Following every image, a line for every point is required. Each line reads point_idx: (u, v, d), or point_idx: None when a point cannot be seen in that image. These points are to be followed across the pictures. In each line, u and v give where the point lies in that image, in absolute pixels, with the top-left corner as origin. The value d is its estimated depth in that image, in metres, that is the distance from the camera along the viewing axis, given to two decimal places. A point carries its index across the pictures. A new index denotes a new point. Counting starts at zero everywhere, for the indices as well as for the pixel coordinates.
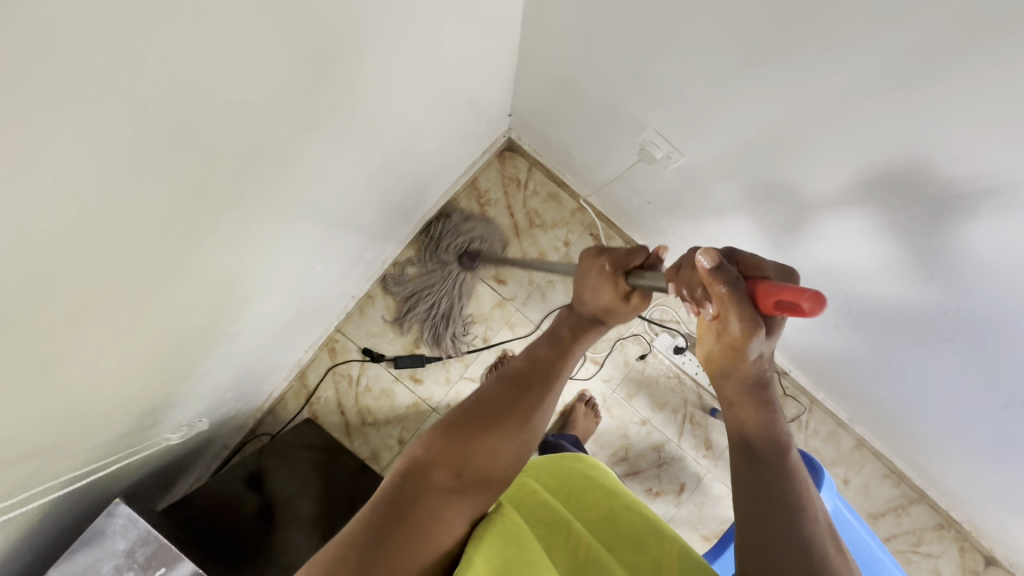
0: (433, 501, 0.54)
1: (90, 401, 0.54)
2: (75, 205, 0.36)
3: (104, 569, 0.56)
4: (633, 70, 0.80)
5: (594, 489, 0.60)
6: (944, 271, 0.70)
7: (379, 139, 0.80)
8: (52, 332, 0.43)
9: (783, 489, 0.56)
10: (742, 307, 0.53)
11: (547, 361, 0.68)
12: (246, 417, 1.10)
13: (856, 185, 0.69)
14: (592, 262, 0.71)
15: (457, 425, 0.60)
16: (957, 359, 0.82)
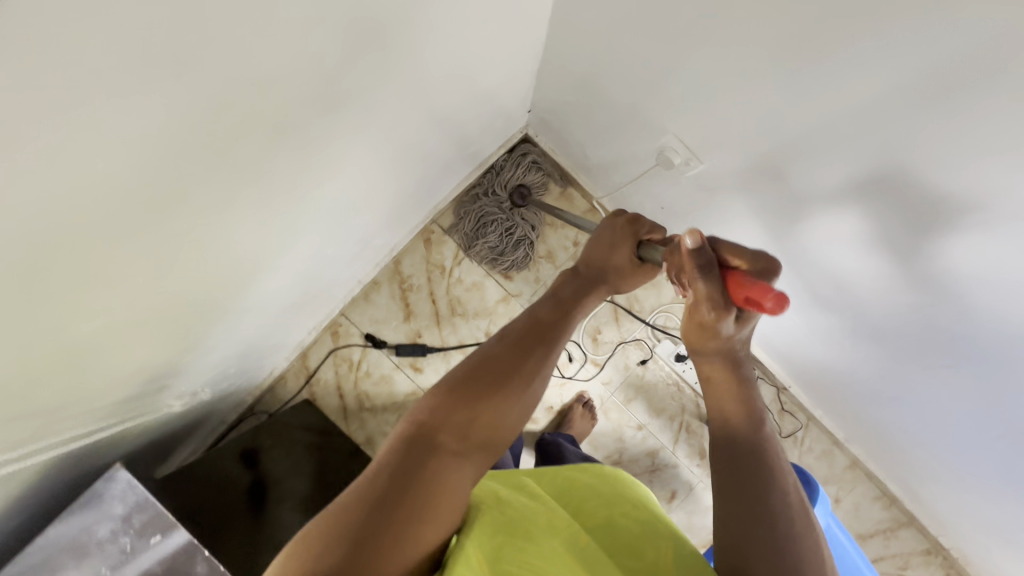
0: (440, 468, 0.53)
1: (97, 365, 0.55)
2: (98, 173, 0.37)
3: (102, 530, 0.57)
4: (656, 75, 0.80)
5: (591, 497, 0.60)
6: (952, 297, 0.70)
7: (397, 126, 0.79)
8: (66, 297, 0.44)
9: (768, 493, 0.55)
10: (712, 288, 0.58)
11: (554, 319, 0.67)
12: (245, 393, 1.11)
13: (871, 206, 0.69)
14: (614, 222, 0.75)
15: (459, 387, 0.58)
16: (958, 385, 0.82)
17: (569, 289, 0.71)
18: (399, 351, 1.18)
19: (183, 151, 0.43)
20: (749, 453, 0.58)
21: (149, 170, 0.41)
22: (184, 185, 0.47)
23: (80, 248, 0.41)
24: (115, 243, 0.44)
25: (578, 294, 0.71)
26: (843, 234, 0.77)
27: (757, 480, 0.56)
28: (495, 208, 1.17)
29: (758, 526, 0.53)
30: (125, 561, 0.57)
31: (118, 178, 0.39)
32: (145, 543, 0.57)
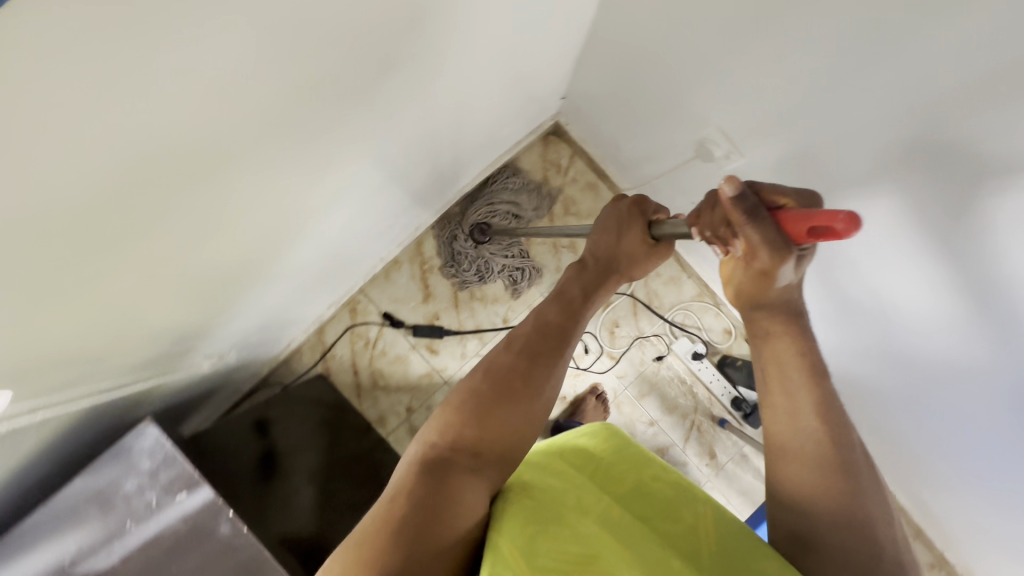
0: (456, 485, 0.53)
1: (136, 314, 0.55)
2: (158, 105, 0.36)
3: (129, 484, 0.57)
4: (704, 64, 0.79)
5: (621, 463, 0.60)
6: (993, 302, 0.68)
7: (438, 102, 0.79)
8: (113, 238, 0.43)
9: (825, 473, 0.54)
10: (767, 231, 0.50)
11: (560, 324, 0.65)
12: (262, 364, 1.11)
13: (907, 205, 0.69)
14: (616, 209, 0.70)
15: (467, 407, 0.59)
16: (988, 398, 0.79)
17: (577, 286, 0.68)
18: (415, 332, 1.18)
19: (240, 94, 0.43)
20: (801, 434, 0.56)
21: (207, 110, 0.41)
22: (235, 133, 0.46)
23: (134, 188, 0.40)
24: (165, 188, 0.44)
25: (586, 291, 0.68)
26: (882, 228, 0.75)
27: (819, 443, 0.56)
28: (461, 249, 1.17)
29: (821, 486, 0.54)
30: (150, 516, 0.57)
31: (177, 114, 0.38)
32: (171, 499, 0.57)
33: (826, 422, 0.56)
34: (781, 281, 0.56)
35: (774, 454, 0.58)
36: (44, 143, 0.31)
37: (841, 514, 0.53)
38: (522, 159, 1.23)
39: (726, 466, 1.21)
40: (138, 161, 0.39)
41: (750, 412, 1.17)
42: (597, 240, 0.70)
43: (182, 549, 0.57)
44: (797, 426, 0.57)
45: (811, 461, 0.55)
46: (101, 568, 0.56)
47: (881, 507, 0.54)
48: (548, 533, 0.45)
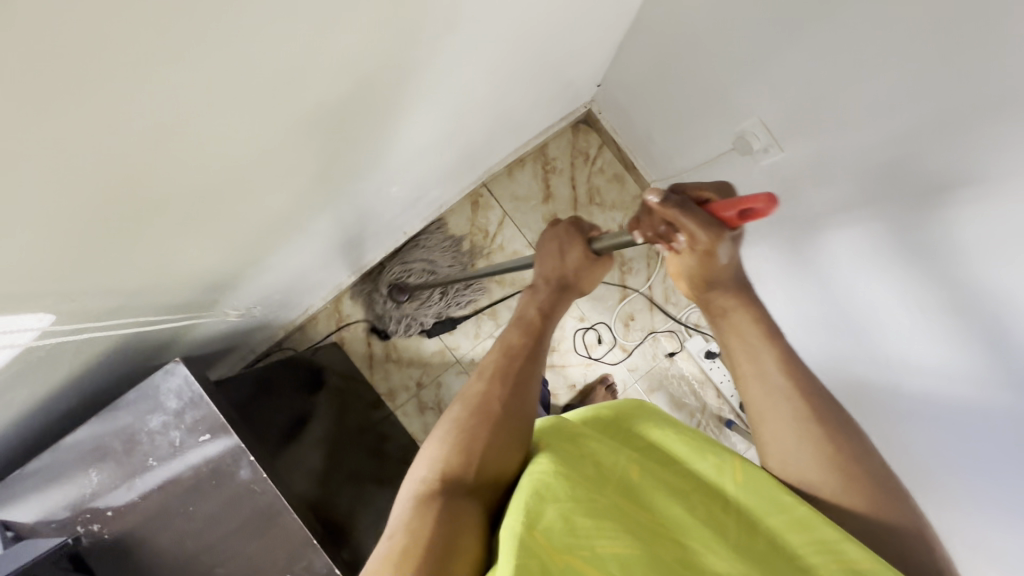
0: (458, 509, 0.48)
1: (174, 252, 0.54)
2: (223, 22, 0.36)
3: (155, 421, 0.58)
4: (751, 58, 0.79)
5: (652, 427, 0.54)
6: (951, 264, 0.64)
7: (482, 75, 0.79)
8: (169, 164, 0.43)
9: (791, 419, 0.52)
10: (699, 217, 0.52)
11: (527, 344, 0.62)
12: (278, 327, 1.11)
13: (898, 193, 0.68)
14: (553, 233, 0.71)
15: (449, 437, 0.54)
16: (965, 374, 0.71)
17: (536, 308, 0.66)
18: (431, 332, 1.19)
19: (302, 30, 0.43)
20: (765, 395, 0.54)
21: (269, 41, 0.41)
22: (292, 72, 0.46)
23: (197, 115, 0.41)
24: (224, 120, 0.44)
25: (545, 312, 0.66)
26: (859, 219, 0.76)
27: (788, 395, 0.53)
28: (383, 310, 1.18)
29: (798, 435, 0.51)
30: (174, 455, 0.58)
31: (241, 35, 0.38)
32: (194, 440, 0.58)
33: (793, 374, 0.54)
34: (727, 261, 0.57)
35: (752, 413, 0.55)
36: (117, 43, 0.30)
37: (818, 456, 0.50)
38: (551, 145, 1.23)
39: None
40: (203, 84, 0.39)
41: None
42: (546, 264, 0.70)
43: (203, 489, 0.58)
44: (767, 384, 0.54)
45: (787, 412, 0.52)
46: (125, 502, 0.58)
47: (854, 444, 0.50)
48: (568, 509, 0.43)
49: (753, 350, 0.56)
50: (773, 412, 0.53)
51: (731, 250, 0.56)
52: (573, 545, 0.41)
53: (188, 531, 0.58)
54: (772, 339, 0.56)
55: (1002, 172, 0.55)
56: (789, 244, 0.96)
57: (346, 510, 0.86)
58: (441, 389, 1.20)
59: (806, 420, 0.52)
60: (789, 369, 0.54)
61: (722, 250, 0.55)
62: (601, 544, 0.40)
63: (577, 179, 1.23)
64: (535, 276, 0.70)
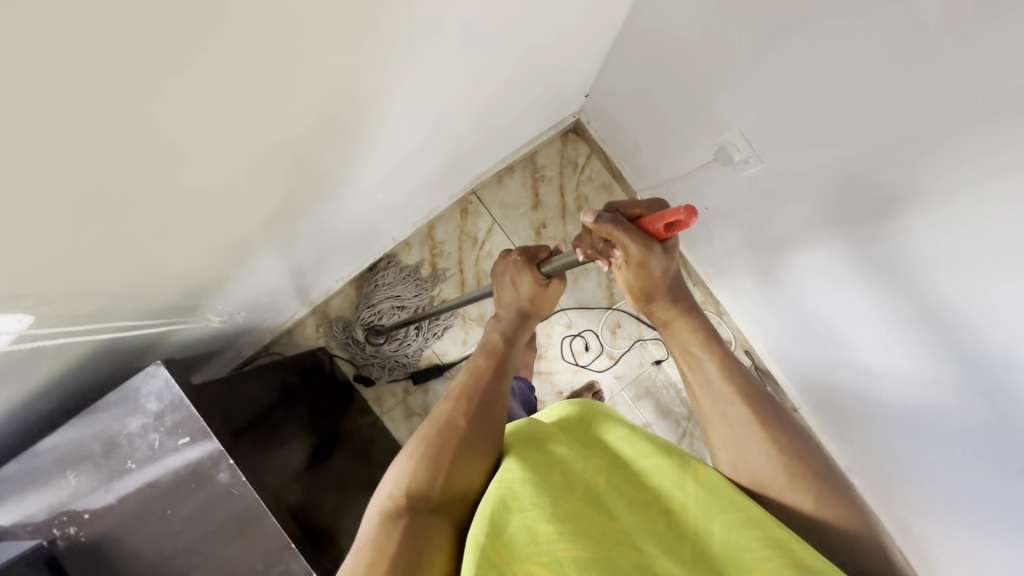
0: (423, 526, 0.48)
1: (156, 255, 0.55)
2: (198, 32, 0.37)
3: (134, 424, 0.58)
4: (730, 72, 0.81)
5: (616, 427, 0.54)
6: (931, 273, 0.67)
7: (469, 83, 0.80)
8: (150, 168, 0.44)
9: (741, 419, 0.52)
10: (630, 232, 0.54)
11: (493, 365, 0.64)
12: (265, 331, 1.11)
13: (871, 206, 0.70)
14: (506, 262, 0.73)
15: (415, 455, 0.54)
16: (940, 381, 0.74)
17: (501, 333, 0.69)
18: (416, 380, 1.19)
19: (286, 35, 0.44)
20: (713, 402, 0.54)
21: (255, 47, 0.42)
22: (274, 78, 0.47)
23: (180, 120, 0.42)
24: (207, 124, 0.45)
25: (511, 338, 0.68)
26: (832, 240, 0.79)
27: (732, 398, 0.54)
28: (364, 354, 1.17)
29: (748, 435, 0.51)
30: (153, 457, 0.58)
31: (224, 39, 0.39)
32: (173, 442, 0.58)
33: (734, 378, 0.55)
34: (663, 273, 0.58)
35: (704, 420, 0.55)
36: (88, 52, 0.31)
37: (767, 453, 0.50)
38: (540, 153, 1.24)
39: None
40: (186, 88, 0.40)
41: None
42: (509, 292, 0.73)
43: (181, 491, 0.58)
44: (711, 391, 0.55)
45: (734, 416, 0.53)
46: (102, 504, 0.58)
47: (798, 439, 0.51)
48: (532, 517, 0.44)
49: (696, 358, 0.57)
50: (717, 417, 0.54)
51: (665, 265, 0.57)
52: (534, 552, 0.42)
53: (165, 533, 0.58)
54: (709, 345, 0.57)
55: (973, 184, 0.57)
56: (759, 266, 1.01)
57: (330, 512, 0.86)
58: (428, 394, 1.20)
59: (750, 422, 0.52)
60: (731, 374, 0.55)
61: (653, 266, 0.56)
62: (560, 549, 0.41)
63: (566, 187, 1.24)
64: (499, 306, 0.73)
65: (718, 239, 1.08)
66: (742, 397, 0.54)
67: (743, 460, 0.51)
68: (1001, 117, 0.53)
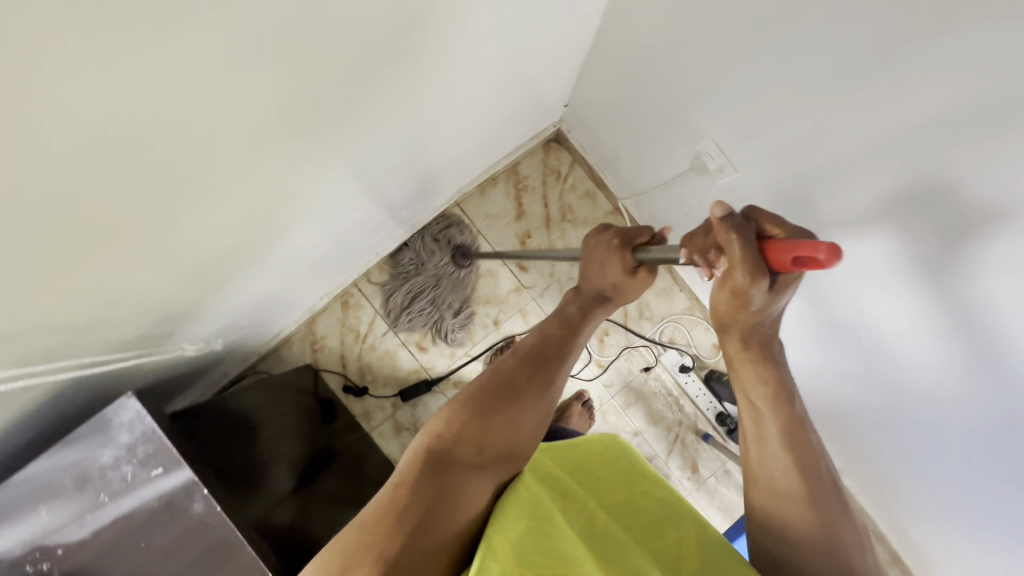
0: (459, 478, 0.51)
1: (125, 285, 0.55)
2: (149, 79, 0.37)
3: (106, 456, 0.57)
4: (696, 85, 0.80)
5: (615, 479, 0.59)
6: (955, 303, 0.65)
7: (441, 99, 0.79)
8: (107, 200, 0.43)
9: (795, 496, 0.55)
10: (750, 251, 0.48)
11: (564, 343, 0.64)
12: (250, 351, 1.10)
13: (839, 210, 0.71)
14: (599, 237, 0.68)
15: (474, 402, 0.57)
16: (964, 422, 0.75)
17: (577, 308, 0.67)
18: (404, 397, 1.17)
19: (242, 63, 0.44)
20: (764, 465, 0.58)
21: (211, 77, 0.42)
22: (233, 105, 0.47)
23: (135, 151, 0.42)
24: (167, 155, 0.45)
25: (585, 309, 0.67)
26: (863, 251, 0.72)
27: (786, 470, 0.56)
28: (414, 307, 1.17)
29: (797, 512, 0.55)
30: (127, 489, 0.57)
31: (179, 71, 0.39)
32: (146, 473, 0.57)
33: (797, 448, 0.57)
34: (755, 308, 0.54)
35: (749, 479, 0.59)
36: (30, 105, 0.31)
37: (810, 536, 0.54)
38: (523, 163, 1.24)
39: (707, 480, 1.21)
40: (141, 119, 0.39)
41: (734, 427, 1.18)
42: (592, 271, 0.69)
43: (155, 523, 0.57)
44: (765, 452, 0.58)
45: (791, 488, 0.56)
46: (76, 538, 0.56)
47: (851, 533, 0.55)
48: (532, 524, 0.45)
49: (763, 417, 0.59)
50: (764, 479, 0.57)
51: (766, 297, 0.52)
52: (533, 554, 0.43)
53: (144, 566, 0.57)
54: (778, 410, 0.59)
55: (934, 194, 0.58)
56: None
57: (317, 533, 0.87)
58: (417, 408, 1.20)
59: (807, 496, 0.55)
60: (796, 443, 0.58)
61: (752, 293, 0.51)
62: (558, 553, 0.42)
63: (550, 197, 1.24)
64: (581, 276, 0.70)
65: None
66: (800, 469, 0.56)
67: (776, 531, 0.56)
68: (971, 124, 0.52)
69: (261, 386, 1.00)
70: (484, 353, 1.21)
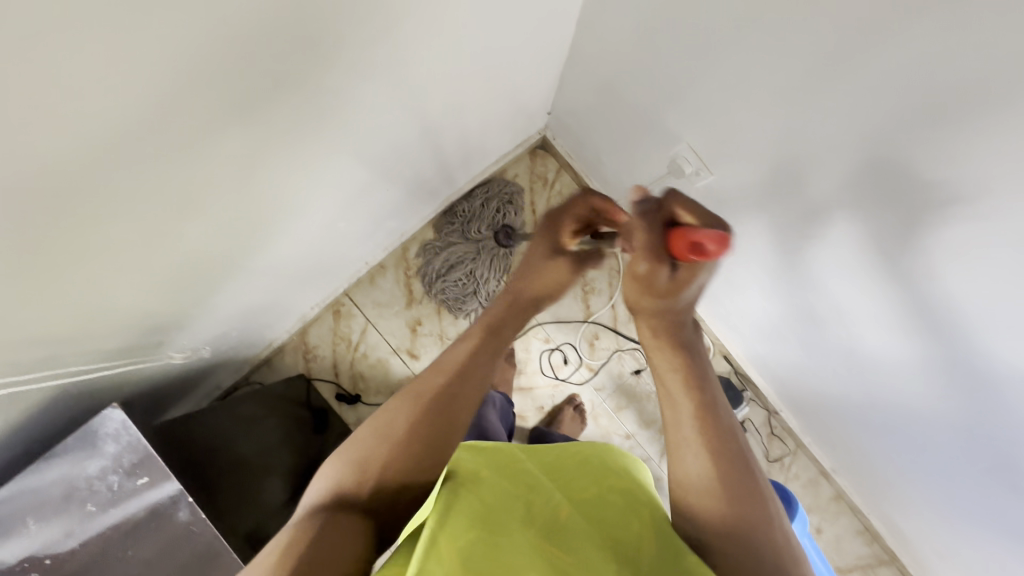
0: (341, 523, 0.48)
1: (108, 300, 0.57)
2: (111, 105, 0.39)
3: (92, 467, 0.58)
4: (667, 93, 0.81)
5: (585, 475, 0.55)
6: (919, 301, 0.66)
7: (418, 111, 0.81)
8: (83, 219, 0.45)
9: (708, 477, 0.52)
10: (654, 234, 0.54)
11: (458, 373, 0.58)
12: (243, 361, 1.12)
13: (810, 211, 0.72)
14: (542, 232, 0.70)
15: (357, 449, 0.54)
16: (947, 416, 0.75)
17: (478, 329, 0.62)
18: None
19: (207, 86, 0.45)
20: (680, 446, 0.54)
21: (175, 99, 0.44)
22: (203, 124, 0.48)
23: (107, 171, 0.43)
24: (140, 174, 0.47)
25: (488, 329, 0.62)
26: (833, 253, 0.73)
27: (699, 451, 0.53)
28: (451, 278, 1.16)
29: (710, 496, 0.52)
30: (114, 501, 0.58)
31: (144, 95, 0.41)
32: (132, 483, 0.59)
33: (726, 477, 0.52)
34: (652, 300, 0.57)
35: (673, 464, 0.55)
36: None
37: (724, 523, 0.51)
38: (510, 169, 1.25)
39: None
40: (110, 142, 0.41)
41: None
42: (519, 269, 0.70)
43: (142, 529, 0.59)
44: (680, 436, 0.55)
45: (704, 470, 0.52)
46: (63, 550, 0.57)
47: (764, 519, 0.51)
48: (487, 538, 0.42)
49: (685, 444, 0.54)
50: (680, 463, 0.54)
51: (668, 286, 0.55)
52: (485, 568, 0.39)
53: None
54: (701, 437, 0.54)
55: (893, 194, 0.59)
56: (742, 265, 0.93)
57: None
58: None
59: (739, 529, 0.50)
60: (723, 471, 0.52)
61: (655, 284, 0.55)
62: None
63: (537, 203, 1.25)
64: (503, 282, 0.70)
65: None
66: (717, 457, 0.53)
67: (696, 517, 0.52)
68: (909, 130, 0.53)
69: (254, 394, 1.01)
70: None
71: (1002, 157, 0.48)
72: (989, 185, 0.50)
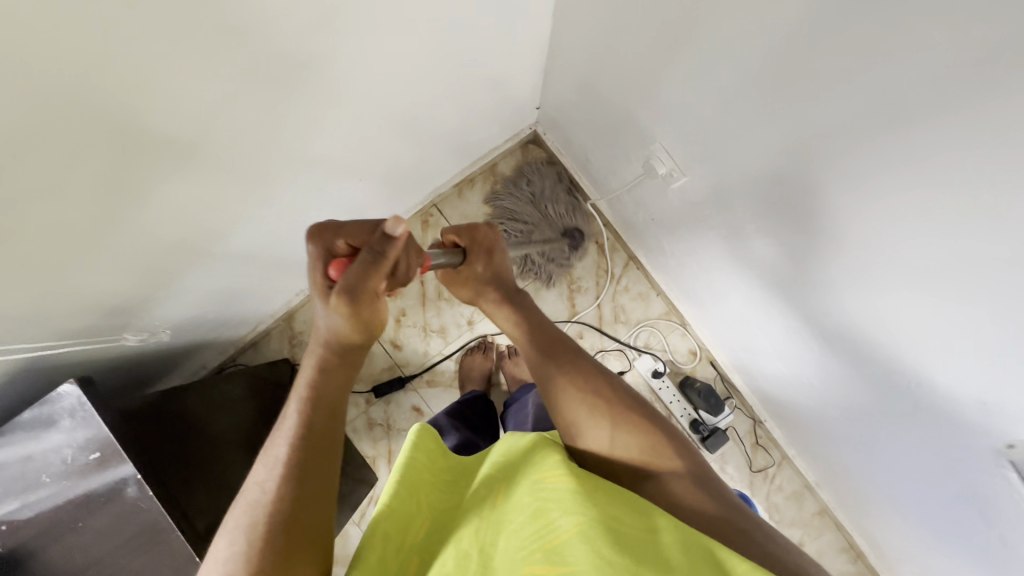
0: (283, 534, 0.43)
1: (66, 283, 0.58)
2: (58, 99, 0.40)
3: (48, 439, 0.60)
4: (639, 91, 0.80)
5: (436, 483, 0.56)
6: (883, 315, 0.63)
7: (392, 103, 0.80)
8: (21, 205, 0.45)
9: (567, 383, 0.61)
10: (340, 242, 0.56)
11: (289, 470, 0.47)
12: (228, 343, 1.15)
13: (779, 220, 0.70)
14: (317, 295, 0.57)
15: (248, 529, 0.43)
16: (916, 436, 0.71)
17: (301, 408, 0.50)
18: (377, 393, 1.18)
19: (141, 79, 0.45)
20: (543, 378, 0.63)
21: (128, 96, 0.45)
22: (161, 119, 0.50)
23: (51, 162, 0.44)
24: (91, 165, 0.48)
25: (310, 399, 0.51)
26: (804, 261, 0.70)
27: (556, 371, 0.62)
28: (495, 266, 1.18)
29: (588, 403, 0.59)
30: (66, 474, 0.60)
31: (64, 89, 0.40)
32: (85, 458, 0.60)
33: (630, 438, 0.58)
34: (369, 295, 0.53)
35: (558, 406, 0.61)
36: None
37: (606, 417, 0.59)
38: (500, 165, 1.25)
39: None
40: (61, 133, 0.43)
41: (707, 435, 1.13)
42: (321, 315, 0.56)
43: (92, 506, 0.60)
44: (540, 372, 0.63)
45: (573, 387, 0.61)
46: (21, 517, 0.60)
47: (615, 386, 0.62)
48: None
49: (587, 432, 0.59)
50: (558, 397, 0.61)
51: (356, 279, 0.52)
52: None
53: (75, 547, 0.60)
54: (597, 419, 0.59)
55: (855, 205, 0.57)
56: (726, 270, 0.90)
57: None
58: (389, 405, 1.20)
59: (650, 474, 0.57)
60: (626, 435, 0.58)
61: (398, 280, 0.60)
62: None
63: None
64: (312, 340, 0.57)
65: (671, 252, 1.05)
66: (563, 360, 0.63)
67: (581, 419, 0.59)
68: (867, 133, 0.51)
69: (237, 372, 1.03)
70: (457, 352, 1.22)
71: (950, 169, 0.45)
72: (938, 199, 0.48)
